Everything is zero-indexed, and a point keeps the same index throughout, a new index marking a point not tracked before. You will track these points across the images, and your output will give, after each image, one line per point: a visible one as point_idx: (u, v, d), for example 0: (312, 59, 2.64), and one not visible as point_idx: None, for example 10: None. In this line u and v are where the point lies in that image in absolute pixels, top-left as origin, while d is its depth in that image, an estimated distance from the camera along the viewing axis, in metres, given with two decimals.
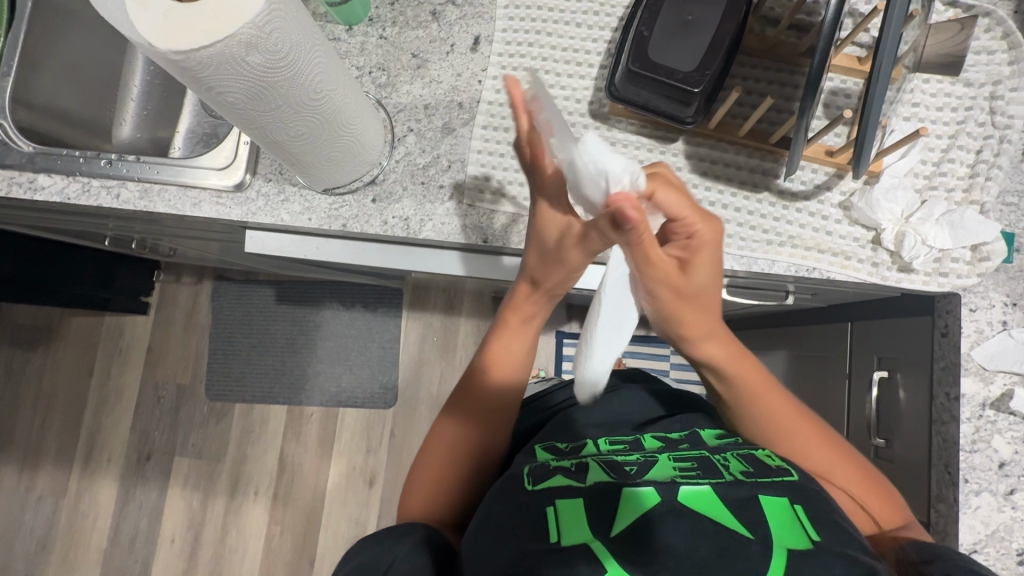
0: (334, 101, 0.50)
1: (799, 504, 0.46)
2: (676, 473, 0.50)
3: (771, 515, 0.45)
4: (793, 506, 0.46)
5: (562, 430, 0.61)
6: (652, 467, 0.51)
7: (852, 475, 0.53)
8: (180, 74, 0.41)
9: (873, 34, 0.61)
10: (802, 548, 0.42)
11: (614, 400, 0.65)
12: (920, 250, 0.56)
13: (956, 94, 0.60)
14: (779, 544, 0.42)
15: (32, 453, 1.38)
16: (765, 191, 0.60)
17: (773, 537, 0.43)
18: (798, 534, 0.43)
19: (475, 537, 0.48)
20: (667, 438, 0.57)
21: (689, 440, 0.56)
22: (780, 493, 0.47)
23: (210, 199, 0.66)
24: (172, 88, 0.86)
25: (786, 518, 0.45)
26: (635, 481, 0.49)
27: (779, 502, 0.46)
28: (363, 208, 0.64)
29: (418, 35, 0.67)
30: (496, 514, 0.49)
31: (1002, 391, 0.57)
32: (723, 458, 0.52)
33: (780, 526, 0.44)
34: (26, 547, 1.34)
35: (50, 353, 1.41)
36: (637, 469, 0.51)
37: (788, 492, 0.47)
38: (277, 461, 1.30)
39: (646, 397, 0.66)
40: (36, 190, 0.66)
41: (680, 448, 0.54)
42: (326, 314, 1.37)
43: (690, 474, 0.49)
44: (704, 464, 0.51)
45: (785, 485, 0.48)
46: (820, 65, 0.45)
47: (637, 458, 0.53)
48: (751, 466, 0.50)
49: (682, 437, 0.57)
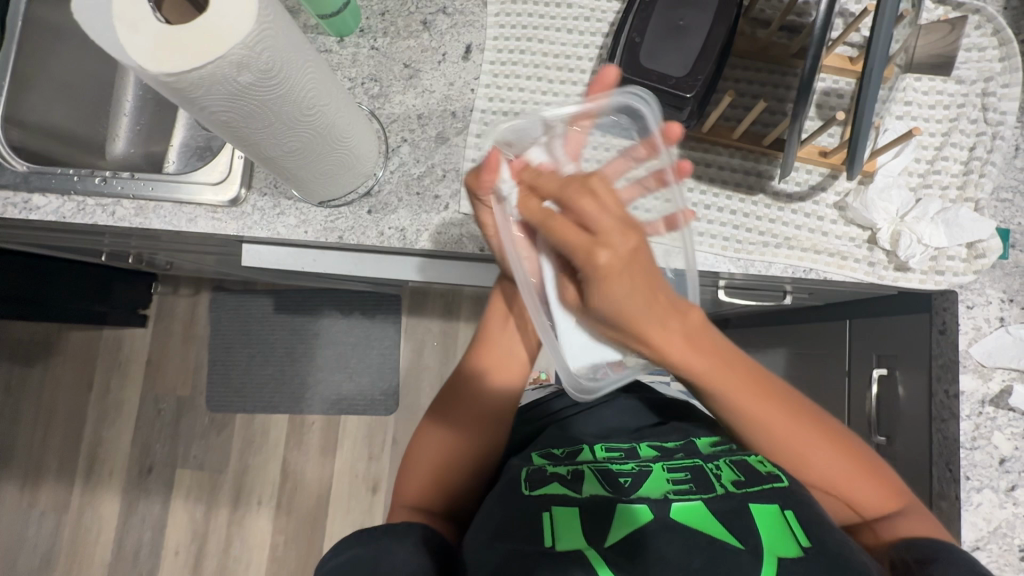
0: (328, 114, 0.50)
1: (790, 510, 0.46)
2: (670, 487, 0.49)
3: (762, 523, 0.45)
4: (785, 514, 0.46)
5: (557, 438, 0.60)
6: (645, 479, 0.51)
7: (824, 455, 0.51)
8: (172, 95, 0.41)
9: (865, 34, 0.61)
10: (792, 556, 0.42)
11: (608, 412, 0.65)
12: (916, 248, 0.56)
13: (948, 92, 0.60)
14: (770, 554, 0.43)
15: (33, 469, 1.37)
16: (760, 193, 0.60)
17: (763, 546, 0.43)
18: (789, 543, 0.43)
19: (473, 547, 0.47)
20: (662, 447, 0.57)
21: (684, 450, 0.56)
22: (771, 501, 0.47)
23: (205, 215, 0.65)
24: (166, 102, 0.86)
25: (775, 526, 0.45)
26: (628, 494, 0.49)
27: (771, 512, 0.46)
28: (359, 220, 0.64)
29: (410, 45, 0.67)
30: (494, 517, 0.49)
31: (1001, 388, 0.57)
32: (715, 466, 0.52)
33: (770, 535, 0.44)
34: (30, 563, 1.34)
35: (49, 368, 1.41)
36: (631, 481, 0.51)
37: (779, 500, 0.47)
38: (279, 471, 1.30)
39: (638, 407, 0.66)
40: (31, 211, 0.66)
41: (675, 457, 0.54)
42: (325, 321, 1.37)
43: (684, 487, 0.49)
44: (697, 476, 0.51)
45: (775, 493, 0.48)
46: (812, 68, 0.44)
47: (631, 467, 0.53)
48: (744, 474, 0.50)
49: (677, 445, 0.57)
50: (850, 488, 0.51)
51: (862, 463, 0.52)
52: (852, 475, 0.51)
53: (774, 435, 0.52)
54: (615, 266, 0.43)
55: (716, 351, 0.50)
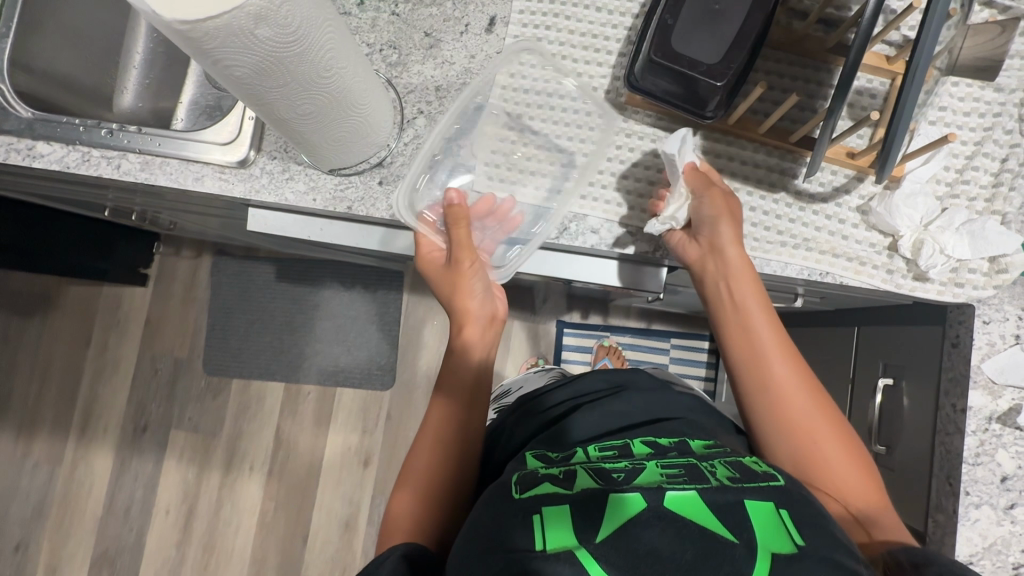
0: (344, 79, 0.49)
1: (784, 509, 0.42)
2: (663, 479, 0.44)
3: (757, 519, 0.41)
4: (779, 511, 0.42)
5: (553, 440, 0.55)
6: (639, 473, 0.45)
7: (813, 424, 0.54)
8: (186, 47, 0.39)
9: (905, 33, 0.59)
10: (787, 552, 0.39)
11: (616, 403, 0.59)
12: (937, 259, 0.55)
13: (985, 99, 0.58)
14: (764, 548, 0.39)
15: (28, 420, 1.38)
16: (782, 191, 0.59)
17: (758, 542, 0.40)
18: (781, 537, 0.40)
19: (463, 551, 0.42)
20: (656, 445, 0.51)
21: (677, 449, 0.50)
22: (765, 497, 0.43)
23: (212, 174, 0.64)
24: (177, 57, 0.84)
25: (768, 520, 0.41)
26: (621, 486, 0.43)
27: (766, 507, 0.42)
28: (369, 191, 0.62)
29: (432, 13, 0.64)
30: (480, 520, 0.44)
31: (1009, 406, 0.56)
32: (709, 463, 0.47)
33: (765, 530, 0.40)
34: (22, 512, 1.34)
35: (48, 320, 1.40)
36: (624, 476, 0.45)
37: (774, 496, 0.43)
38: (273, 438, 1.31)
39: (650, 401, 0.60)
40: (35, 158, 0.64)
41: (668, 456, 0.49)
42: (326, 293, 1.36)
43: (677, 479, 0.44)
44: (691, 472, 0.45)
45: (770, 490, 0.44)
46: (852, 66, 0.44)
47: (624, 465, 0.47)
48: (737, 472, 0.46)
49: (671, 444, 0.51)
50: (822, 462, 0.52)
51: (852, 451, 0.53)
52: (831, 455, 0.52)
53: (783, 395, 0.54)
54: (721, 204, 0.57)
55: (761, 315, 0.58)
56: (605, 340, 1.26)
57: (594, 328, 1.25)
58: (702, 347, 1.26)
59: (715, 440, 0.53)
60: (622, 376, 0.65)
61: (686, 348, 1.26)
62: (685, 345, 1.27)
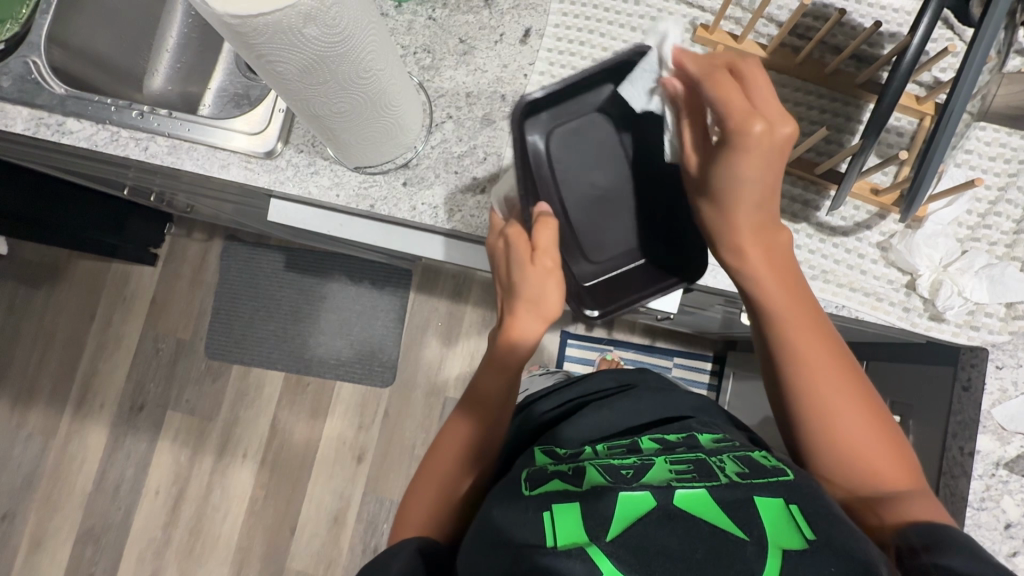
0: (381, 80, 0.49)
1: (795, 504, 0.40)
2: (671, 476, 0.42)
3: (767, 514, 0.39)
4: (789, 507, 0.39)
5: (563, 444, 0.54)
6: (647, 470, 0.43)
7: (814, 345, 0.47)
8: (233, 39, 0.39)
9: (937, 74, 0.59)
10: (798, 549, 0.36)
11: (621, 403, 0.58)
12: (955, 301, 0.56)
13: (1012, 145, 0.58)
14: (774, 545, 0.37)
15: (25, 390, 1.38)
16: (804, 222, 0.59)
17: (768, 538, 0.37)
18: (791, 533, 0.38)
19: (474, 539, 0.42)
20: (664, 441, 0.50)
21: (686, 443, 0.49)
22: (776, 494, 0.41)
23: (238, 163, 0.65)
24: (209, 43, 0.85)
25: (779, 517, 0.39)
26: (629, 484, 0.41)
27: (775, 504, 0.39)
28: (393, 190, 0.63)
29: (468, 20, 0.65)
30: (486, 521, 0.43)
31: (1017, 453, 0.56)
32: (718, 460, 0.45)
33: (774, 527, 0.38)
34: (12, 482, 1.34)
35: (54, 293, 1.41)
36: (633, 472, 0.43)
37: (784, 491, 0.41)
38: (268, 427, 1.31)
39: (658, 400, 0.59)
40: (65, 134, 0.65)
41: (677, 451, 0.47)
42: (332, 286, 1.36)
43: (686, 476, 0.42)
44: (700, 468, 0.44)
45: (781, 485, 0.41)
46: (888, 107, 0.45)
47: (633, 461, 0.45)
48: (747, 467, 0.44)
49: (679, 439, 0.50)
50: (828, 418, 0.46)
51: (882, 433, 0.46)
52: (841, 402, 0.46)
53: (806, 379, 0.47)
54: (764, 139, 0.45)
55: (787, 273, 0.50)
56: (608, 354, 1.27)
57: (597, 341, 1.25)
58: (704, 367, 1.26)
59: (723, 432, 0.53)
60: (629, 376, 0.64)
61: (688, 367, 1.26)
62: (688, 364, 1.27)
